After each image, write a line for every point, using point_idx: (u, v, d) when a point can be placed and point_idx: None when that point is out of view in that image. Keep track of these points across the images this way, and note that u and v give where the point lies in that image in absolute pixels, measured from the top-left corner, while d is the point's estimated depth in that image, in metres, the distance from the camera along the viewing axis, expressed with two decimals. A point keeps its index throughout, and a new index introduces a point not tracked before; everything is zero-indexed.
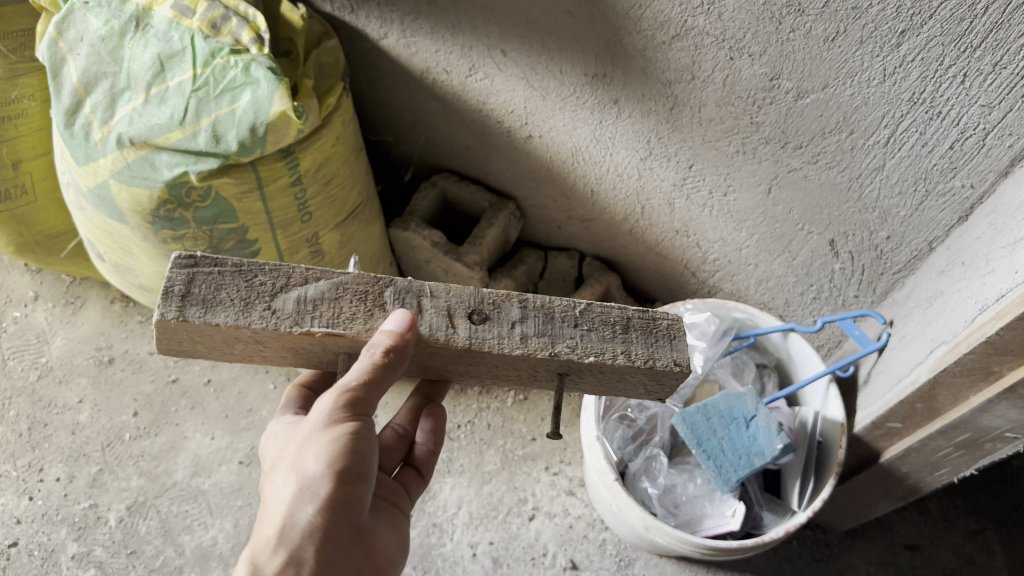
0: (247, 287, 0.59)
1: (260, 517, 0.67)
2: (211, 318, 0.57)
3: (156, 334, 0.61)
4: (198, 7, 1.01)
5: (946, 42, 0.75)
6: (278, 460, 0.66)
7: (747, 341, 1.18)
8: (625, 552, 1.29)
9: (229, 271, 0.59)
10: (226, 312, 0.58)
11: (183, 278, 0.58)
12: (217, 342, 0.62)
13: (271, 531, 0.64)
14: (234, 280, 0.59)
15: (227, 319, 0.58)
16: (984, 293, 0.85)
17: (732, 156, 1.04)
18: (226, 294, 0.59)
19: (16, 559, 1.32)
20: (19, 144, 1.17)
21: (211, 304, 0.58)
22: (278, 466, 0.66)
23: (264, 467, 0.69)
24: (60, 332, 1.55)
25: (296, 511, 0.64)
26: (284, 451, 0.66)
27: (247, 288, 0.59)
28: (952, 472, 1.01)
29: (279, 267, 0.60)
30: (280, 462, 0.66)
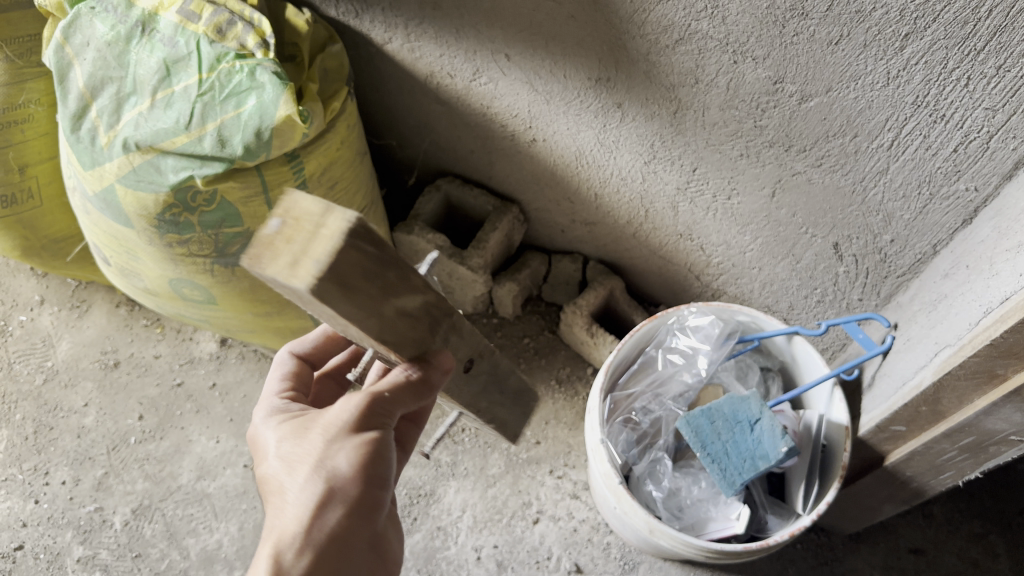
0: (382, 285, 0.54)
1: (274, 519, 0.66)
2: (342, 307, 0.51)
3: (268, 269, 0.49)
4: (203, 12, 1.01)
5: (949, 45, 0.75)
6: (294, 460, 0.67)
7: (751, 345, 1.19)
8: (629, 555, 1.29)
9: (382, 262, 0.53)
10: (356, 307, 0.52)
11: (346, 249, 0.49)
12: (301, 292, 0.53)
13: (295, 531, 0.64)
14: (378, 275, 0.53)
15: (352, 314, 0.53)
16: (988, 296, 0.84)
17: (735, 159, 1.04)
18: (366, 287, 0.52)
19: (22, 562, 1.33)
20: (26, 149, 1.18)
21: (351, 285, 0.51)
22: (296, 466, 0.67)
23: (274, 466, 0.68)
24: (66, 336, 1.56)
25: (325, 512, 0.65)
26: (303, 451, 0.67)
27: (382, 286, 0.54)
28: (957, 476, 1.01)
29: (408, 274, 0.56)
30: (299, 461, 0.67)
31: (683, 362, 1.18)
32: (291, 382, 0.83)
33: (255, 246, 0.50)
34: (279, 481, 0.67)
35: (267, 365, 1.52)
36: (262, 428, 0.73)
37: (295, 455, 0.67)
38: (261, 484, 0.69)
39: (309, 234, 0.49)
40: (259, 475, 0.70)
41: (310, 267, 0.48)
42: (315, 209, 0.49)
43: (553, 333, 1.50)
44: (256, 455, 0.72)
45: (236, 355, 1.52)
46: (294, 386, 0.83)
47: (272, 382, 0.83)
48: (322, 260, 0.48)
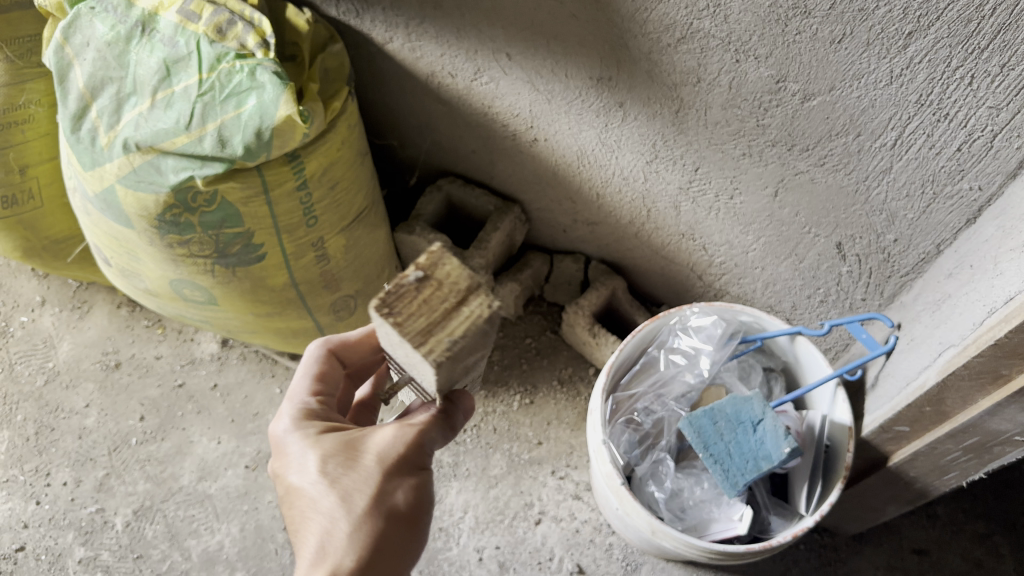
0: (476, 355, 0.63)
1: (325, 544, 0.68)
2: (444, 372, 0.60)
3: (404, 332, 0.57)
4: (203, 12, 1.01)
5: (953, 44, 0.74)
6: (349, 487, 0.69)
7: (754, 345, 1.18)
8: (632, 556, 1.28)
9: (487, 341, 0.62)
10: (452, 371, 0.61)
11: (476, 332, 0.59)
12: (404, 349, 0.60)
13: (350, 558, 0.67)
14: (478, 349, 0.62)
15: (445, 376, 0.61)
16: (992, 296, 0.84)
17: (738, 159, 1.04)
18: (467, 357, 0.61)
19: (23, 563, 1.33)
20: (26, 150, 1.18)
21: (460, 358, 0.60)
22: (349, 494, 0.69)
23: (325, 491, 0.69)
24: (67, 337, 1.55)
25: (381, 542, 0.68)
26: (357, 480, 0.70)
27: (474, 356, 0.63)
28: (961, 476, 1.00)
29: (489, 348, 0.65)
30: (354, 490, 0.69)
31: (685, 362, 1.17)
32: (318, 383, 0.82)
33: (396, 298, 0.58)
34: (333, 508, 0.69)
35: (269, 365, 1.51)
36: (300, 446, 0.73)
37: (348, 482, 0.70)
38: (306, 507, 0.70)
39: (447, 306, 0.59)
40: (298, 496, 0.71)
41: (443, 341, 0.57)
42: (459, 285, 0.59)
43: (555, 333, 1.49)
44: (291, 472, 0.72)
45: (238, 355, 1.52)
46: (322, 389, 0.82)
47: (298, 386, 0.82)
48: (455, 336, 0.58)
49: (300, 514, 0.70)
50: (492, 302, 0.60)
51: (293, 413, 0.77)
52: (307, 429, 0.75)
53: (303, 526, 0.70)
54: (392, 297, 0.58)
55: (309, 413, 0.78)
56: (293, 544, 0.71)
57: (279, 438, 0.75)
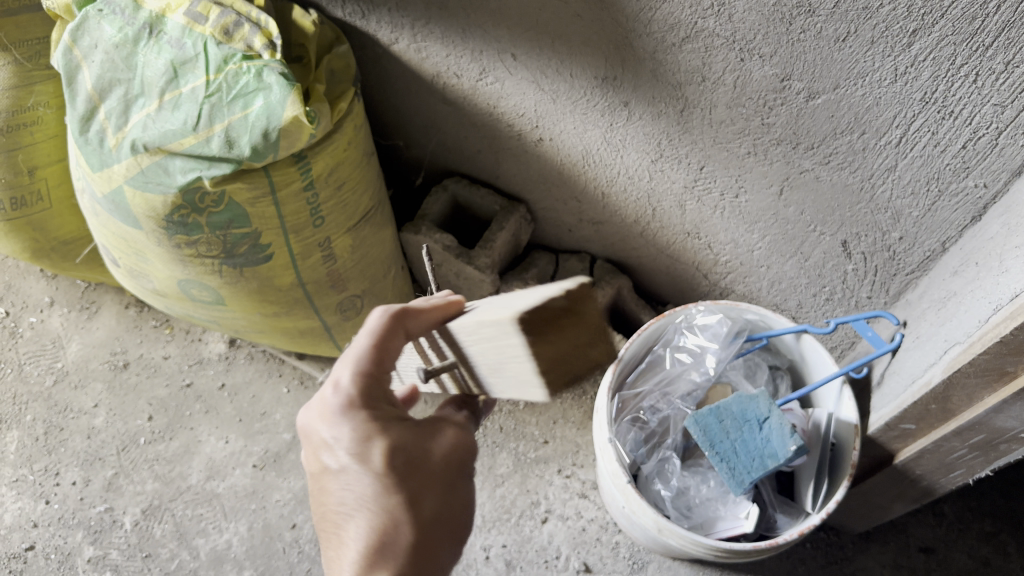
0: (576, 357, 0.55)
1: (381, 547, 0.61)
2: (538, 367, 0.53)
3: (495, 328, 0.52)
4: (211, 13, 1.01)
5: (958, 41, 0.75)
6: (416, 489, 0.62)
7: (760, 343, 1.18)
8: (638, 555, 1.29)
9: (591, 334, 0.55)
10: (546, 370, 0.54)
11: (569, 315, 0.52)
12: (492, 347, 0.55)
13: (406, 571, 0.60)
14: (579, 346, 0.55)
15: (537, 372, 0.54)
16: (998, 293, 0.84)
17: (743, 157, 1.04)
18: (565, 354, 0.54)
19: (33, 562, 1.34)
20: (35, 151, 1.18)
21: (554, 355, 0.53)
22: (417, 497, 0.62)
23: (388, 490, 0.62)
24: (75, 337, 1.57)
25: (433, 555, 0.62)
26: (423, 488, 0.63)
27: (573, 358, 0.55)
28: (967, 474, 1.00)
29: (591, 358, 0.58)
30: (422, 493, 0.62)
31: (691, 361, 1.18)
32: (381, 353, 0.64)
33: (540, 317, 0.51)
34: (397, 510, 0.61)
35: (276, 365, 1.52)
36: (361, 433, 0.62)
37: (417, 484, 0.62)
38: (363, 501, 0.62)
39: (576, 342, 0.54)
40: (354, 485, 0.62)
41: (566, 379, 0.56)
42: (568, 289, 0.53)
43: None
44: (350, 457, 0.62)
45: (246, 355, 1.53)
46: (382, 359, 0.65)
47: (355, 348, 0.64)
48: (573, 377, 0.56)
49: (352, 504, 0.62)
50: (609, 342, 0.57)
51: (351, 384, 0.63)
52: (371, 410, 0.63)
53: (352, 519, 0.62)
54: (537, 315, 0.51)
55: (370, 387, 0.64)
56: (329, 527, 0.63)
57: (335, 409, 0.63)
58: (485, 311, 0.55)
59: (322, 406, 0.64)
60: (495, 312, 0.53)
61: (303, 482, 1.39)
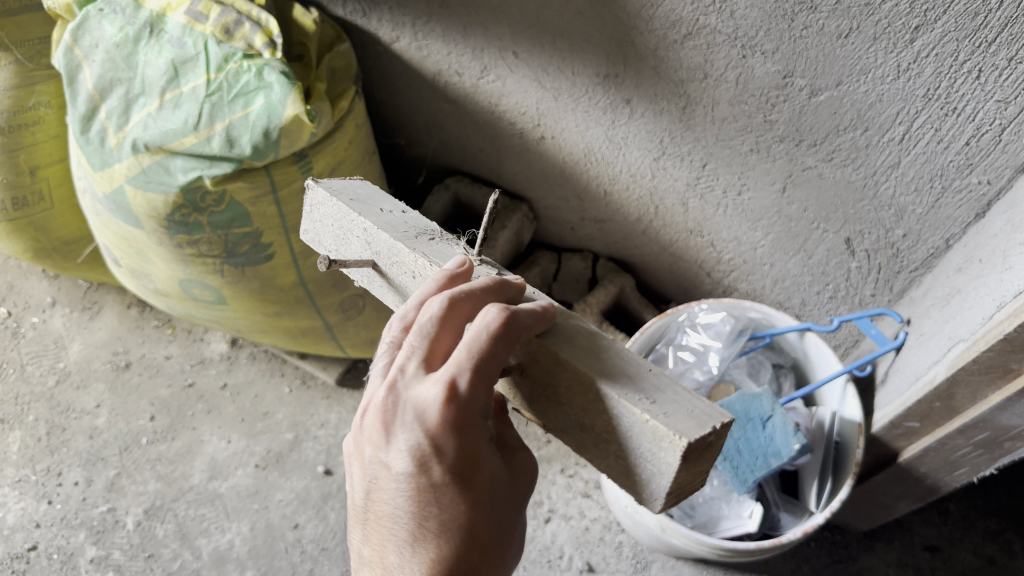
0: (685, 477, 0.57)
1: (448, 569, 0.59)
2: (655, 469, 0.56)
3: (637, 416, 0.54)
4: (211, 12, 1.01)
5: (960, 37, 0.74)
6: (494, 518, 0.61)
7: (763, 341, 1.18)
8: (642, 554, 1.28)
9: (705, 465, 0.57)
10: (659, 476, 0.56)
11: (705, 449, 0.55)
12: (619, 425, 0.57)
13: None
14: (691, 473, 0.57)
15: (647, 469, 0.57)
16: (1001, 290, 0.83)
17: (745, 155, 1.03)
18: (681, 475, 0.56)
19: (35, 563, 1.33)
20: (37, 151, 1.18)
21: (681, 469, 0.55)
22: (492, 525, 0.61)
23: (474, 519, 0.60)
24: (77, 338, 1.57)
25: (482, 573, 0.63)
26: (501, 521, 0.62)
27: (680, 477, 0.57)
28: (972, 472, 1.00)
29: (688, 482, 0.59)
30: (497, 521, 0.61)
31: (694, 360, 1.17)
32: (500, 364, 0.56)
33: (690, 450, 0.52)
34: (475, 537, 0.60)
35: (278, 365, 1.53)
36: (460, 457, 0.58)
37: (496, 512, 0.61)
38: (444, 524, 0.59)
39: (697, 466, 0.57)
40: (440, 509, 0.59)
41: (672, 497, 0.58)
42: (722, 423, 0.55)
43: None
44: (440, 474, 0.58)
45: (248, 355, 1.53)
46: (493, 374, 0.57)
47: (469, 357, 0.55)
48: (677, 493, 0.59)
49: (428, 520, 0.59)
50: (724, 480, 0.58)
51: (459, 398, 0.56)
52: (472, 426, 0.58)
53: (418, 532, 0.59)
54: (692, 446, 0.52)
55: (475, 406, 0.57)
56: (390, 528, 0.61)
57: (441, 422, 0.57)
58: (632, 396, 0.55)
59: (424, 404, 0.57)
60: (651, 414, 0.54)
61: (305, 482, 1.39)
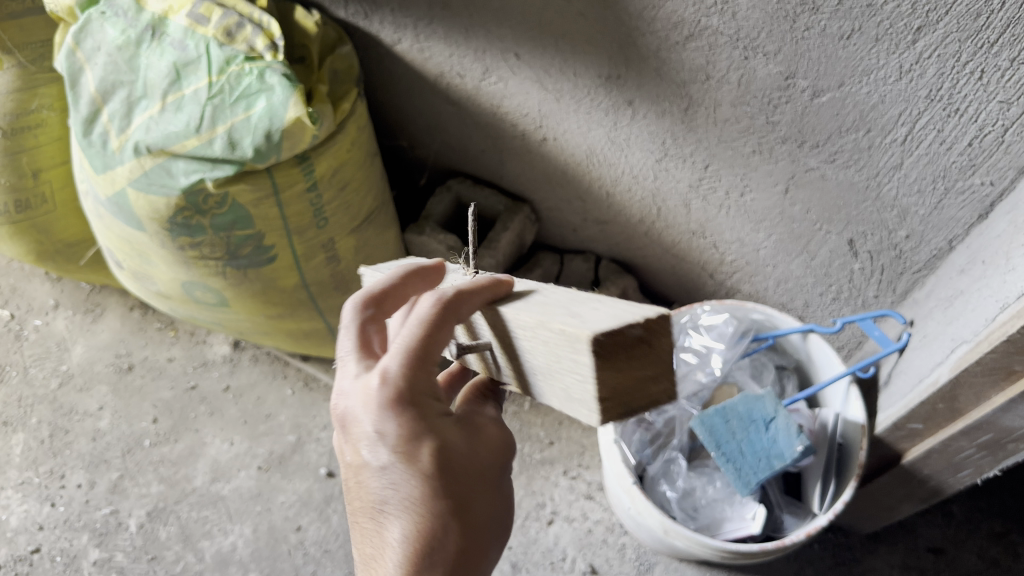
0: (628, 384, 0.49)
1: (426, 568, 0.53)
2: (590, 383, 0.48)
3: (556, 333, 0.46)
4: (212, 15, 1.01)
5: (963, 38, 0.74)
6: (466, 497, 0.55)
7: (767, 342, 1.17)
8: (645, 557, 1.28)
9: (650, 366, 0.49)
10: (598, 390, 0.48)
11: (636, 346, 0.46)
12: (548, 351, 0.49)
13: None
14: (633, 379, 0.49)
15: (586, 390, 0.48)
16: (1004, 291, 0.82)
17: (748, 156, 1.03)
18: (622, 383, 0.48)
19: (39, 565, 1.34)
20: (39, 154, 1.18)
21: (617, 375, 0.47)
22: (467, 506, 0.55)
23: (443, 501, 0.54)
24: (79, 340, 1.58)
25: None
26: (476, 505, 0.56)
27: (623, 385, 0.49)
28: (976, 474, 0.99)
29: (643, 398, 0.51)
30: (473, 503, 0.56)
31: (697, 361, 1.18)
32: (431, 337, 0.54)
33: (607, 347, 0.45)
34: (444, 521, 0.54)
35: (280, 366, 1.52)
36: (410, 434, 0.54)
37: (466, 491, 0.55)
38: (409, 512, 0.54)
39: (640, 373, 0.49)
40: (403, 497, 0.54)
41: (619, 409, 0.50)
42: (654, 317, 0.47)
43: None
44: (391, 457, 0.54)
45: (250, 357, 1.53)
46: (431, 353, 0.54)
47: (400, 343, 0.54)
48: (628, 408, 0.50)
49: (393, 512, 0.54)
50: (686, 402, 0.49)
51: (397, 373, 0.54)
52: (414, 401, 0.55)
53: (391, 533, 0.54)
54: (610, 337, 0.45)
55: (416, 383, 0.55)
56: (366, 537, 0.56)
57: (380, 401, 0.54)
58: (549, 314, 0.48)
59: (360, 393, 0.54)
60: (562, 320, 0.46)
61: (308, 484, 1.39)
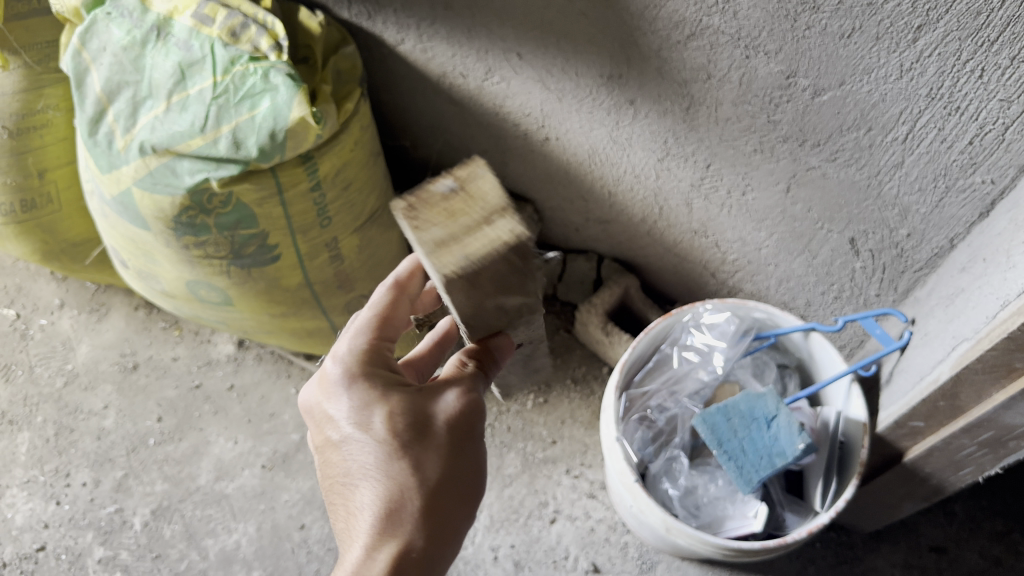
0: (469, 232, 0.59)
1: (391, 509, 0.68)
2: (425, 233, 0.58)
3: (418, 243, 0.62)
4: (217, 15, 1.02)
5: (963, 37, 0.74)
6: (421, 456, 0.69)
7: (768, 341, 1.18)
8: (647, 555, 1.28)
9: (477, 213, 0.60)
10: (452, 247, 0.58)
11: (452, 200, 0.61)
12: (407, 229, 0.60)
13: (419, 531, 0.68)
14: (472, 225, 0.59)
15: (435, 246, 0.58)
16: (1005, 288, 0.82)
17: (750, 155, 1.04)
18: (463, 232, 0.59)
19: (44, 563, 1.35)
20: (45, 154, 1.19)
21: (450, 224, 0.59)
22: (419, 457, 0.69)
23: (397, 453, 0.69)
24: (85, 339, 1.58)
25: (438, 515, 0.69)
26: (427, 454, 0.70)
27: (466, 232, 0.59)
28: (976, 472, 1.00)
29: (497, 241, 0.58)
30: (424, 454, 0.70)
31: (699, 360, 1.18)
32: (382, 325, 0.75)
33: (422, 204, 0.61)
34: (400, 474, 0.69)
35: (284, 365, 1.52)
36: (366, 402, 0.70)
37: (420, 451, 0.69)
38: (369, 466, 0.69)
39: (467, 221, 0.59)
40: (362, 454, 0.70)
41: (454, 255, 0.57)
42: (466, 180, 0.62)
43: (569, 332, 1.51)
44: (356, 428, 0.70)
45: (254, 356, 1.53)
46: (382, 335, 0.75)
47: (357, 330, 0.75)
48: (468, 253, 0.57)
49: (359, 470, 0.70)
50: (529, 256, 0.60)
51: (351, 356, 0.73)
52: (371, 376, 0.72)
53: (361, 485, 0.70)
54: (421, 202, 0.61)
55: (372, 362, 0.73)
56: (344, 496, 0.71)
57: (339, 381, 0.72)
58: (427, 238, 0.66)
59: (325, 379, 0.73)
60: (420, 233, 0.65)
61: (311, 483, 1.39)
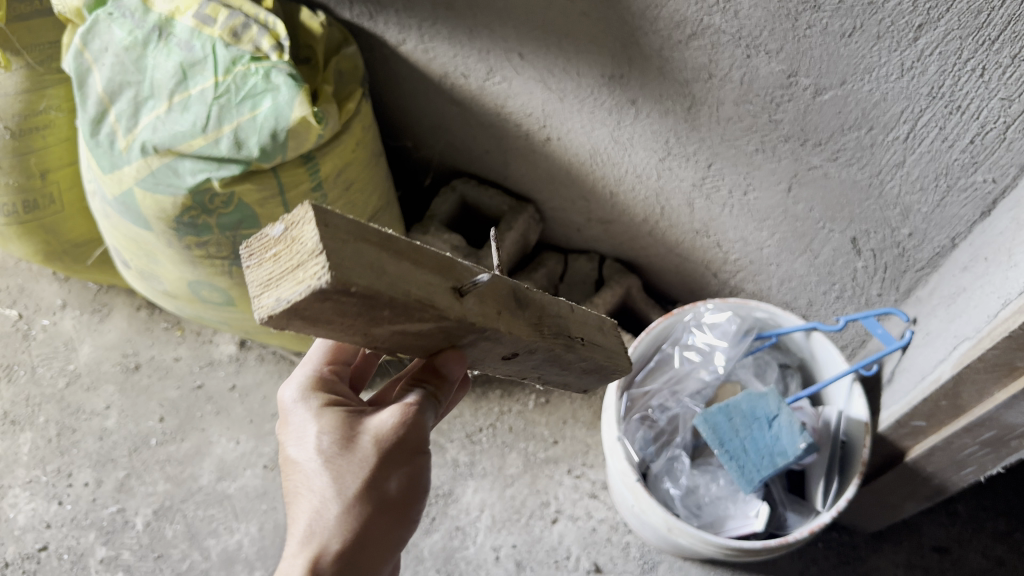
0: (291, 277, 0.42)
1: (312, 523, 0.65)
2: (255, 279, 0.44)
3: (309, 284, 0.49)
4: (219, 15, 1.02)
5: (964, 36, 0.74)
6: (342, 470, 0.66)
7: (769, 341, 1.18)
8: (649, 555, 1.29)
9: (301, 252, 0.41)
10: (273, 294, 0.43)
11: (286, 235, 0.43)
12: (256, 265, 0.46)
13: (337, 542, 0.65)
14: (293, 267, 0.42)
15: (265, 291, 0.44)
16: (1006, 287, 0.82)
17: (752, 154, 1.04)
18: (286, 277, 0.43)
19: (46, 563, 1.35)
20: (47, 155, 1.19)
21: (275, 264, 0.43)
22: (342, 471, 0.66)
23: (319, 466, 0.67)
24: (87, 340, 1.58)
25: (356, 529, 0.65)
26: (348, 468, 0.66)
27: (289, 278, 0.42)
28: (978, 472, 1.00)
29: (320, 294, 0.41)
30: (346, 468, 0.66)
31: (700, 360, 1.18)
32: (335, 350, 0.78)
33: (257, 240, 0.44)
34: (322, 486, 0.66)
35: (286, 366, 1.52)
36: (301, 418, 0.70)
37: (341, 465, 0.66)
38: (298, 480, 0.68)
39: (288, 261, 0.42)
40: (295, 470, 0.68)
41: (270, 301, 0.43)
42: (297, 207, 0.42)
43: None
44: (292, 444, 0.69)
45: (256, 356, 1.53)
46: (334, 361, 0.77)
47: (314, 352, 0.78)
48: (282, 301, 0.42)
49: (294, 484, 0.69)
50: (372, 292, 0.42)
51: (300, 378, 0.74)
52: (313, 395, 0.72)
53: (296, 500, 0.68)
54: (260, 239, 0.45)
55: (319, 382, 0.74)
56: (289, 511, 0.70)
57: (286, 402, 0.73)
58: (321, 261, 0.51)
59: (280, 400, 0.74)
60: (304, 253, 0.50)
61: None
